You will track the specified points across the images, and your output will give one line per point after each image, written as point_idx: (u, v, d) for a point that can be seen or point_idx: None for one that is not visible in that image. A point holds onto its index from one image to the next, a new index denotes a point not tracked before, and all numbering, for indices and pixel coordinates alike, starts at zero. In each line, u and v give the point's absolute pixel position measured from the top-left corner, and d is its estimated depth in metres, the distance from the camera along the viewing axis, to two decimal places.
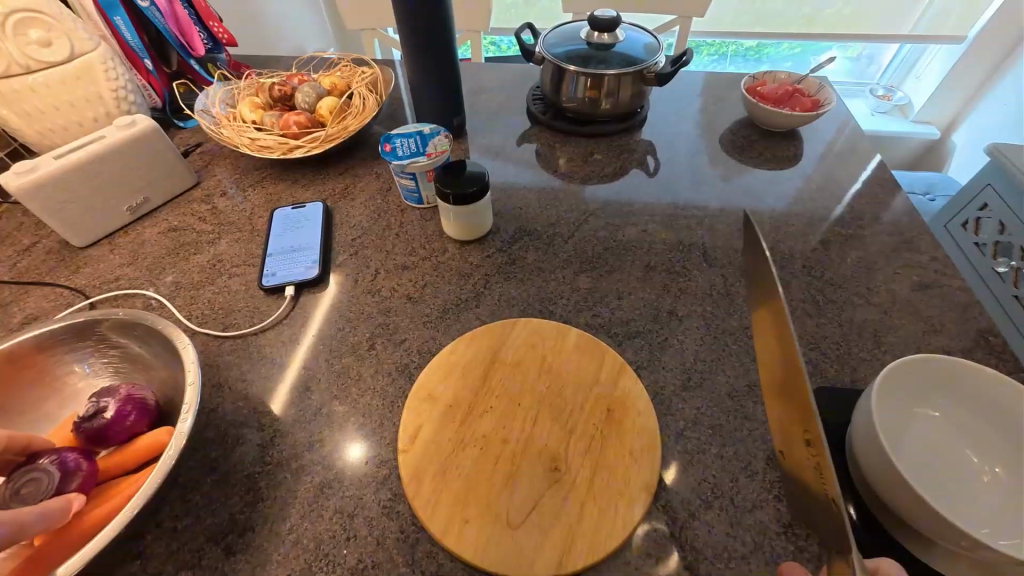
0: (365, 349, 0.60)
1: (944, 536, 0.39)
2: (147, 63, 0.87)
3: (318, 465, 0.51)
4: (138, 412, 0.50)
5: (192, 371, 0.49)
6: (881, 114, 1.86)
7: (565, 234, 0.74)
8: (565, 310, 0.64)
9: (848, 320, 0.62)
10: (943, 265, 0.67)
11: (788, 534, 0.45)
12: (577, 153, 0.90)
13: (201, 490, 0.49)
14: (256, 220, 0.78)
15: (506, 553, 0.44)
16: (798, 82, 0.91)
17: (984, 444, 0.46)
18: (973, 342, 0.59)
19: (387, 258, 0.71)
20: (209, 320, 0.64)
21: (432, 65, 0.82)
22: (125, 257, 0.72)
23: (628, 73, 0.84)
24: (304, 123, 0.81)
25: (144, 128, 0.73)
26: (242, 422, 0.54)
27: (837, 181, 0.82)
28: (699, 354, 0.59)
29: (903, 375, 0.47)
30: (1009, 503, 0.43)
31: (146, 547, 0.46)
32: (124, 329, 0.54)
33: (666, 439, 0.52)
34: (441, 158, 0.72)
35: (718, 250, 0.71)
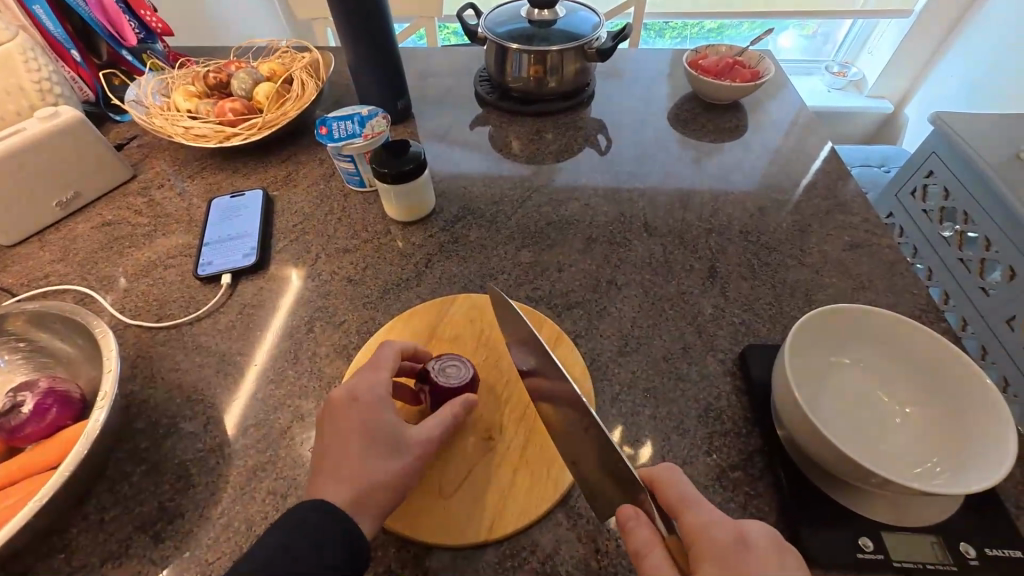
0: (304, 332, 0.60)
1: (856, 476, 0.40)
2: (75, 54, 0.84)
3: (252, 449, 0.50)
4: (61, 405, 0.49)
5: (111, 360, 0.48)
6: (837, 90, 1.88)
7: (509, 211, 0.74)
8: (506, 285, 0.64)
9: (782, 281, 0.63)
10: (874, 225, 0.70)
11: (715, 487, 0.46)
12: (525, 132, 0.90)
13: (130, 481, 0.48)
14: (195, 211, 0.76)
15: (437, 522, 0.44)
16: (739, 55, 0.93)
17: (897, 387, 0.48)
18: (898, 295, 0.61)
19: (328, 242, 0.70)
20: (143, 312, 0.63)
21: (370, 46, 0.80)
22: (56, 253, 0.70)
23: (570, 49, 0.84)
24: (240, 109, 0.79)
25: (68, 119, 0.70)
26: (175, 412, 0.53)
27: (776, 151, 0.84)
28: (637, 321, 0.60)
29: (818, 325, 0.49)
30: (918, 438, 0.44)
31: (72, 540, 0.45)
32: (46, 322, 0.53)
33: (602, 404, 0.53)
34: (379, 138, 0.71)
35: (658, 221, 0.72)
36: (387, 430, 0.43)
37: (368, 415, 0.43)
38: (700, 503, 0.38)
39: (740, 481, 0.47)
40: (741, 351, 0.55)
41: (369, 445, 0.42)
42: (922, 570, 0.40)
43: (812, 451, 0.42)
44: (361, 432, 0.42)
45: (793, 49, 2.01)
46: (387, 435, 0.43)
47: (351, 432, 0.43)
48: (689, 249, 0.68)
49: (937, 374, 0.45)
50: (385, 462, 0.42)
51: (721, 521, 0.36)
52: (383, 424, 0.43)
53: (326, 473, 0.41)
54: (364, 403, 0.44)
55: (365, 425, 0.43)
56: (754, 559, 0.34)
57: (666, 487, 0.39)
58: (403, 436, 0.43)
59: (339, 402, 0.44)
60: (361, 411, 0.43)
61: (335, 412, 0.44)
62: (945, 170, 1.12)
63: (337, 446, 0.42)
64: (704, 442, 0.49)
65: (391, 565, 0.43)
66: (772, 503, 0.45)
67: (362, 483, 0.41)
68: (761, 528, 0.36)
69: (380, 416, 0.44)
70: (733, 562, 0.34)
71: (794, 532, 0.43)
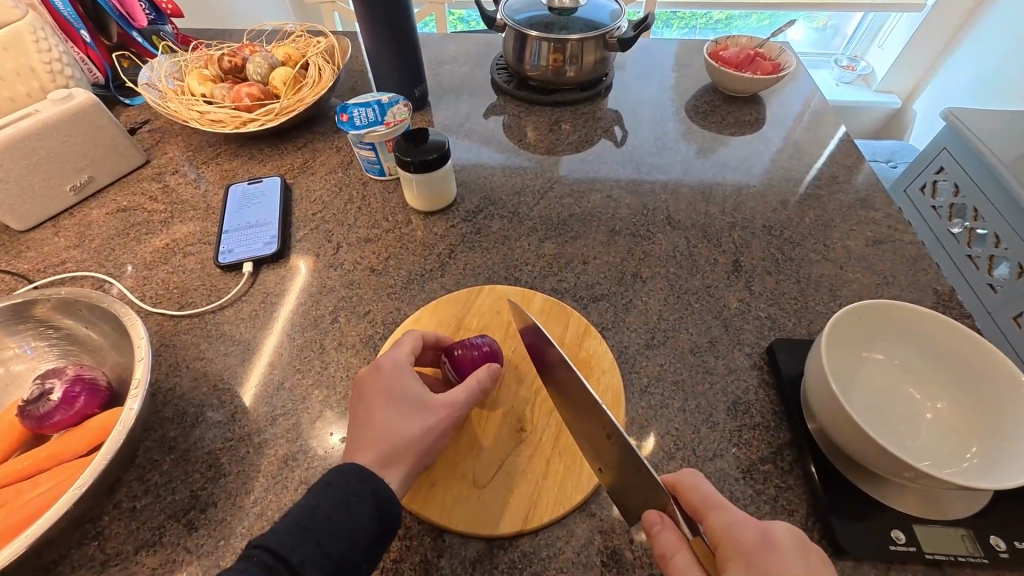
0: (328, 321, 0.59)
1: (890, 469, 0.40)
2: (84, 34, 0.81)
3: (282, 439, 0.50)
4: (88, 394, 0.49)
5: (141, 346, 0.47)
6: (846, 84, 1.88)
7: (531, 202, 0.74)
8: (531, 276, 0.64)
9: (806, 275, 0.63)
10: (897, 221, 0.70)
11: (745, 479, 0.47)
12: (544, 122, 0.89)
13: (160, 469, 0.48)
14: (211, 198, 0.75)
15: (472, 510, 0.44)
16: (759, 46, 0.92)
17: (928, 385, 0.48)
18: (922, 292, 0.61)
19: (349, 231, 0.70)
20: (164, 300, 0.62)
21: (387, 30, 0.78)
22: (72, 239, 0.69)
23: (591, 38, 0.82)
24: (258, 95, 0.78)
25: (84, 102, 0.69)
26: (202, 401, 0.53)
27: (797, 144, 0.83)
28: (663, 314, 0.60)
29: (852, 319, 0.49)
30: (950, 432, 0.45)
31: (104, 527, 0.44)
32: (72, 309, 0.52)
33: (630, 396, 0.53)
34: (400, 126, 0.70)
35: (681, 214, 0.72)
36: (409, 394, 0.43)
37: (389, 380, 0.44)
38: (725, 505, 0.37)
39: (770, 474, 0.47)
40: (769, 345, 0.56)
41: (393, 406, 0.42)
42: (953, 561, 0.40)
43: (845, 443, 0.43)
44: (383, 396, 0.43)
45: (802, 42, 1.98)
46: (409, 398, 0.43)
47: (375, 397, 0.43)
48: (713, 243, 0.68)
49: (967, 371, 0.46)
50: (409, 422, 0.42)
51: (744, 522, 0.36)
52: (405, 388, 0.43)
53: (355, 438, 0.42)
54: (384, 370, 0.44)
55: (386, 391, 0.43)
56: (779, 557, 0.33)
57: (688, 493, 0.39)
58: (425, 399, 0.43)
59: (363, 375, 0.45)
60: (381, 378, 0.44)
61: (360, 384, 0.44)
62: (955, 166, 1.13)
63: (362, 410, 0.43)
64: (734, 435, 0.50)
65: (426, 555, 0.43)
66: (802, 495, 0.46)
67: (393, 444, 0.41)
68: (784, 529, 0.35)
69: (401, 381, 0.44)
70: (759, 562, 0.33)
71: (826, 523, 0.43)
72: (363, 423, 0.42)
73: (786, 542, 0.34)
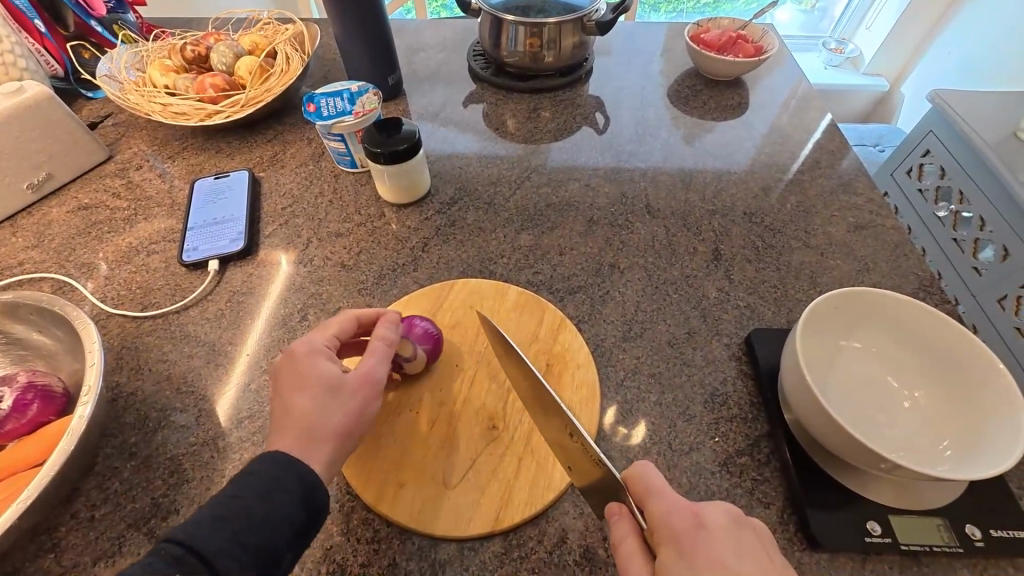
0: (296, 320, 0.58)
1: (864, 461, 0.39)
2: (39, 24, 0.77)
3: (246, 442, 0.48)
4: (42, 401, 0.47)
5: (93, 351, 0.45)
6: (833, 67, 1.84)
7: (507, 193, 0.72)
8: (506, 269, 0.62)
9: (786, 263, 0.62)
10: (879, 206, 0.68)
11: (722, 473, 0.46)
12: (522, 110, 0.87)
13: (120, 477, 0.46)
14: (177, 193, 0.72)
15: (442, 513, 0.43)
16: (742, 28, 0.90)
17: (907, 373, 0.47)
18: (903, 278, 0.60)
19: (319, 226, 0.67)
20: (126, 301, 0.60)
21: (356, 16, 0.75)
22: (30, 240, 0.66)
23: (569, 21, 0.80)
24: (222, 85, 0.75)
25: (36, 95, 0.66)
26: (165, 405, 0.51)
27: (778, 129, 0.82)
28: (640, 305, 0.58)
29: (828, 309, 0.48)
30: (928, 424, 0.44)
31: (60, 539, 0.43)
32: (22, 314, 0.50)
33: (606, 389, 0.52)
34: (371, 116, 0.67)
35: (661, 202, 0.70)
36: (326, 377, 0.41)
37: (305, 365, 0.42)
38: (669, 494, 0.36)
39: (747, 467, 0.46)
40: (747, 336, 0.55)
41: (308, 392, 0.41)
42: (928, 552, 0.40)
43: (820, 436, 0.42)
44: (299, 382, 0.41)
45: (790, 24, 1.95)
46: (327, 380, 0.41)
47: (291, 383, 0.41)
48: (693, 231, 0.66)
49: (945, 359, 0.45)
50: (330, 407, 0.40)
51: (683, 511, 0.35)
52: (320, 369, 0.42)
53: (277, 424, 0.40)
54: (299, 357, 0.43)
55: (301, 374, 0.41)
56: (710, 544, 0.33)
57: (641, 487, 0.36)
58: (342, 382, 0.42)
59: (279, 362, 0.43)
60: (296, 366, 0.42)
61: (277, 370, 0.43)
62: (941, 148, 1.12)
63: (285, 404, 0.41)
64: (711, 427, 0.49)
65: (394, 558, 0.42)
66: (778, 487, 0.45)
67: (314, 427, 0.39)
68: (720, 512, 0.35)
69: (318, 366, 0.42)
70: (693, 553, 0.33)
71: (802, 515, 0.42)
72: (284, 411, 0.40)
73: (722, 523, 0.34)
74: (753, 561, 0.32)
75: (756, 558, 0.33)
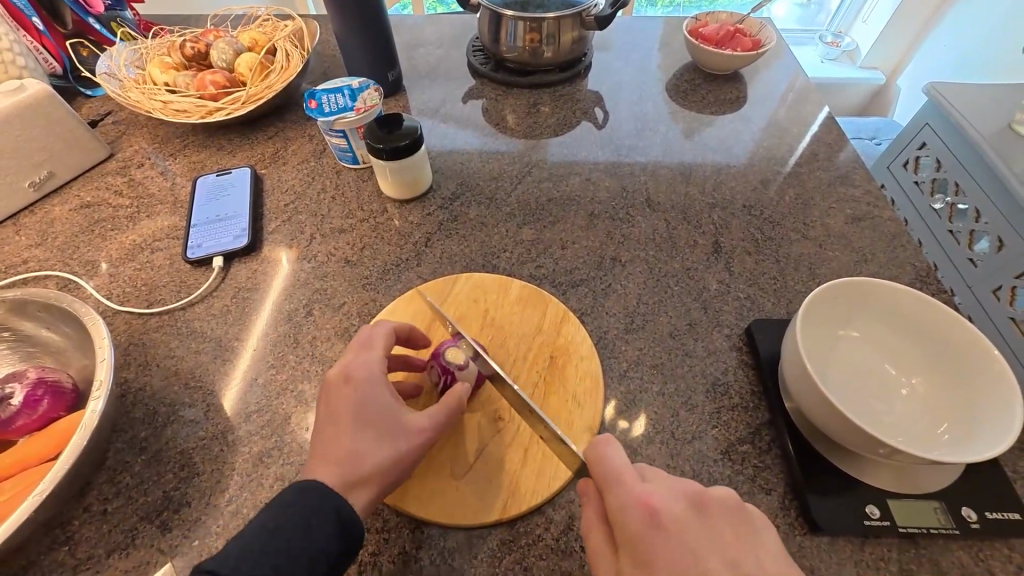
0: (302, 315, 0.58)
1: (862, 445, 0.40)
2: (36, 21, 0.77)
3: (255, 436, 0.49)
4: (52, 397, 0.47)
5: (103, 347, 0.46)
6: (830, 61, 1.84)
7: (509, 188, 0.73)
8: (509, 263, 0.63)
9: (785, 255, 0.63)
10: (876, 198, 0.69)
11: (724, 460, 0.47)
12: (521, 105, 0.87)
13: (132, 471, 0.47)
14: (179, 191, 0.72)
15: (450, 502, 0.44)
16: (740, 22, 0.90)
17: (904, 361, 0.48)
18: (900, 269, 0.61)
19: (322, 222, 0.68)
20: (132, 297, 0.60)
21: (357, 13, 0.75)
22: (33, 238, 0.67)
23: (568, 16, 0.80)
24: (222, 82, 0.75)
25: (37, 93, 0.66)
26: (173, 401, 0.52)
27: (777, 123, 0.82)
28: (642, 297, 0.59)
29: (826, 300, 0.48)
30: (924, 411, 0.45)
31: (74, 532, 0.43)
32: (29, 311, 0.50)
33: (609, 381, 0.52)
34: (372, 112, 0.68)
35: (661, 196, 0.71)
36: (381, 413, 0.41)
37: (362, 395, 0.41)
38: (627, 488, 0.36)
39: (749, 454, 0.47)
40: (747, 326, 0.55)
41: (363, 427, 0.40)
42: (925, 534, 0.41)
43: (821, 423, 0.43)
44: (352, 414, 0.41)
45: (788, 18, 1.95)
46: (380, 415, 0.41)
47: (343, 412, 0.41)
48: (693, 225, 0.67)
49: (940, 346, 0.46)
50: (379, 445, 0.40)
51: (636, 501, 0.35)
52: (376, 404, 0.41)
53: (321, 449, 0.40)
54: (355, 383, 0.42)
55: (355, 404, 0.41)
56: (662, 535, 0.33)
57: (598, 470, 0.38)
58: (399, 422, 0.41)
59: (333, 380, 0.43)
60: (350, 392, 0.42)
61: (329, 390, 0.42)
62: (937, 141, 1.13)
63: (324, 431, 0.41)
64: (713, 416, 0.50)
65: (404, 547, 0.43)
66: (779, 474, 0.46)
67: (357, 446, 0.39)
68: (679, 499, 0.35)
69: (373, 398, 0.41)
70: (644, 551, 0.33)
71: (802, 500, 0.43)
72: (329, 438, 0.40)
73: (685, 511, 0.35)
74: (711, 552, 0.33)
75: (715, 545, 0.33)
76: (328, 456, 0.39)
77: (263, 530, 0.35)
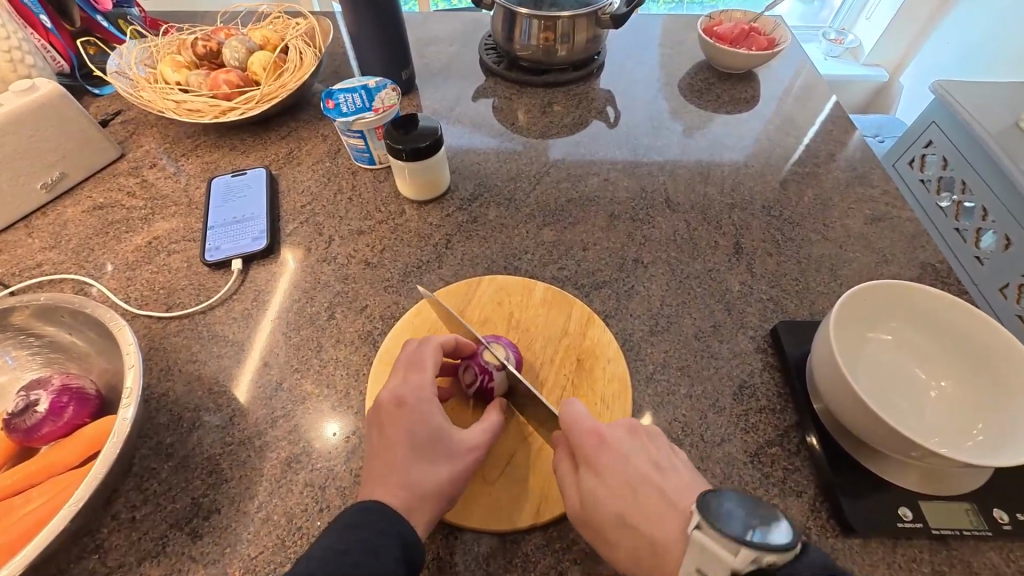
0: (325, 318, 0.58)
1: (897, 448, 0.40)
2: (44, 19, 0.76)
3: (283, 441, 0.49)
4: (77, 403, 0.47)
5: (131, 353, 0.45)
6: (833, 58, 1.83)
7: (527, 188, 0.72)
8: (530, 265, 0.63)
9: (807, 255, 0.63)
10: (894, 198, 0.69)
11: (754, 463, 0.47)
12: (535, 104, 0.87)
13: (160, 477, 0.46)
14: (193, 192, 0.71)
15: (483, 507, 0.43)
16: (754, 21, 0.90)
17: (934, 363, 0.48)
18: (920, 269, 0.61)
19: (340, 223, 0.67)
20: (151, 301, 0.60)
21: (372, 11, 0.74)
22: (47, 240, 0.66)
23: (583, 15, 0.80)
24: (236, 82, 0.74)
25: (48, 93, 0.65)
26: (197, 406, 0.51)
27: (792, 121, 0.82)
28: (665, 299, 0.59)
29: (857, 302, 0.49)
30: (954, 413, 0.45)
31: (104, 540, 0.43)
32: (52, 316, 0.50)
33: (636, 384, 0.52)
34: (390, 112, 0.67)
35: (680, 196, 0.71)
36: (432, 433, 0.42)
37: (413, 417, 0.42)
38: (583, 425, 0.42)
39: (778, 457, 0.47)
40: (772, 328, 0.55)
41: (414, 447, 0.41)
42: (957, 535, 0.41)
43: (852, 425, 0.43)
44: (405, 436, 0.41)
45: (791, 14, 1.94)
46: (431, 436, 0.41)
47: (395, 434, 0.41)
48: (713, 225, 0.67)
49: (968, 347, 0.46)
50: (432, 463, 0.41)
51: (595, 435, 0.42)
52: (428, 425, 0.42)
53: (376, 469, 0.41)
54: (407, 406, 0.43)
55: (407, 426, 0.42)
56: (615, 458, 0.41)
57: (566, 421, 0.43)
58: (449, 442, 0.42)
59: (386, 403, 0.43)
60: (402, 413, 0.42)
61: (381, 411, 0.43)
62: (944, 139, 1.13)
63: (376, 451, 0.42)
64: (740, 419, 0.50)
65: (438, 553, 0.42)
66: (809, 476, 0.46)
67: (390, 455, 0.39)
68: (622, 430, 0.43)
69: (424, 419, 0.42)
70: (603, 471, 0.40)
71: (834, 502, 0.44)
72: None
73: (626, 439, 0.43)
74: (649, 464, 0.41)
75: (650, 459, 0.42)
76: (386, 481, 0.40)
77: (331, 552, 0.34)
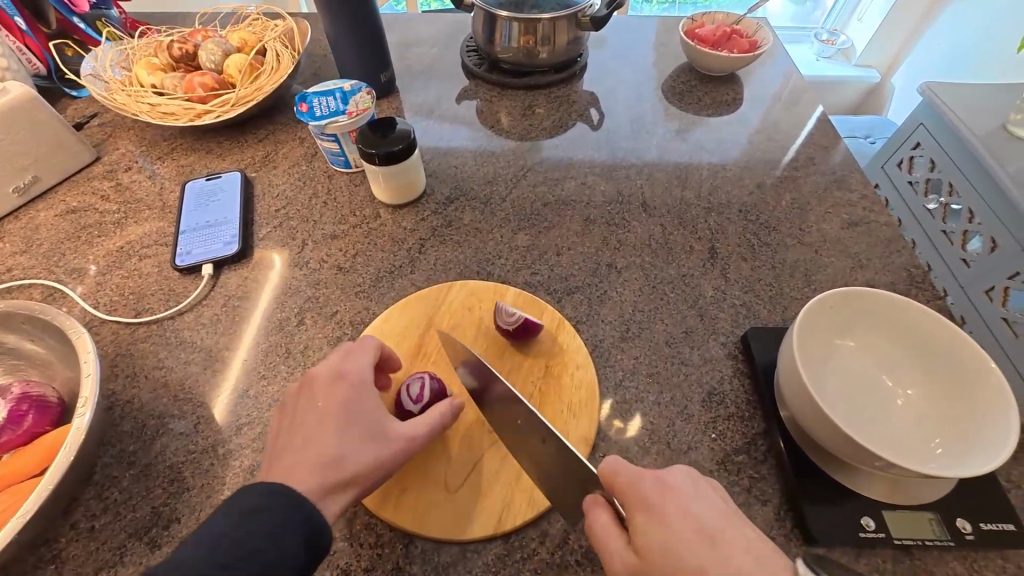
0: (294, 324, 0.57)
1: (860, 459, 0.40)
2: (19, 21, 0.76)
3: (246, 449, 0.48)
4: (37, 412, 0.46)
5: (89, 362, 0.45)
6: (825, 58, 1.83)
7: (504, 191, 0.72)
8: (504, 270, 0.62)
9: (782, 260, 0.63)
10: (872, 202, 0.69)
11: (720, 471, 0.47)
12: (516, 107, 0.86)
13: (120, 487, 0.46)
14: (167, 195, 0.71)
15: (445, 516, 0.43)
16: (737, 22, 0.89)
17: (900, 371, 0.48)
18: (896, 275, 0.61)
19: (314, 228, 0.67)
20: (120, 306, 0.59)
21: (348, 13, 0.74)
22: (18, 245, 0.65)
23: (562, 17, 0.79)
24: (211, 84, 0.74)
25: (20, 96, 0.64)
26: (162, 414, 0.51)
27: (773, 124, 0.82)
28: (638, 305, 0.59)
29: (822, 310, 0.48)
30: (920, 423, 0.45)
31: (61, 550, 0.43)
32: (13, 323, 0.49)
33: (605, 391, 0.52)
34: (364, 116, 0.66)
35: (657, 200, 0.70)
36: (370, 417, 0.41)
37: (352, 396, 0.41)
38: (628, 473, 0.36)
39: (745, 465, 0.47)
40: (743, 334, 0.55)
41: (349, 429, 0.40)
42: (921, 545, 0.41)
43: (816, 435, 0.42)
44: (339, 412, 0.40)
45: (782, 15, 1.94)
46: (366, 420, 0.41)
47: (327, 413, 0.40)
48: (689, 229, 0.66)
49: (935, 356, 0.46)
50: (362, 447, 0.40)
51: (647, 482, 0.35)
52: (367, 408, 0.41)
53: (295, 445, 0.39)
54: (348, 383, 0.42)
55: (343, 405, 0.41)
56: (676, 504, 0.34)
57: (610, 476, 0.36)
58: (384, 428, 0.41)
59: (324, 378, 0.42)
60: (340, 390, 0.41)
61: (317, 386, 0.42)
62: (931, 141, 1.13)
63: (301, 429, 0.40)
64: (708, 427, 0.49)
65: (397, 563, 0.42)
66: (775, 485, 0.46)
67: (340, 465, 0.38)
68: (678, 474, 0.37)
69: (363, 401, 0.41)
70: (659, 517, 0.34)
71: (798, 511, 0.43)
72: None
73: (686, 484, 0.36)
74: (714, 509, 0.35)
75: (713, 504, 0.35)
76: (314, 455, 0.38)
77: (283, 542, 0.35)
